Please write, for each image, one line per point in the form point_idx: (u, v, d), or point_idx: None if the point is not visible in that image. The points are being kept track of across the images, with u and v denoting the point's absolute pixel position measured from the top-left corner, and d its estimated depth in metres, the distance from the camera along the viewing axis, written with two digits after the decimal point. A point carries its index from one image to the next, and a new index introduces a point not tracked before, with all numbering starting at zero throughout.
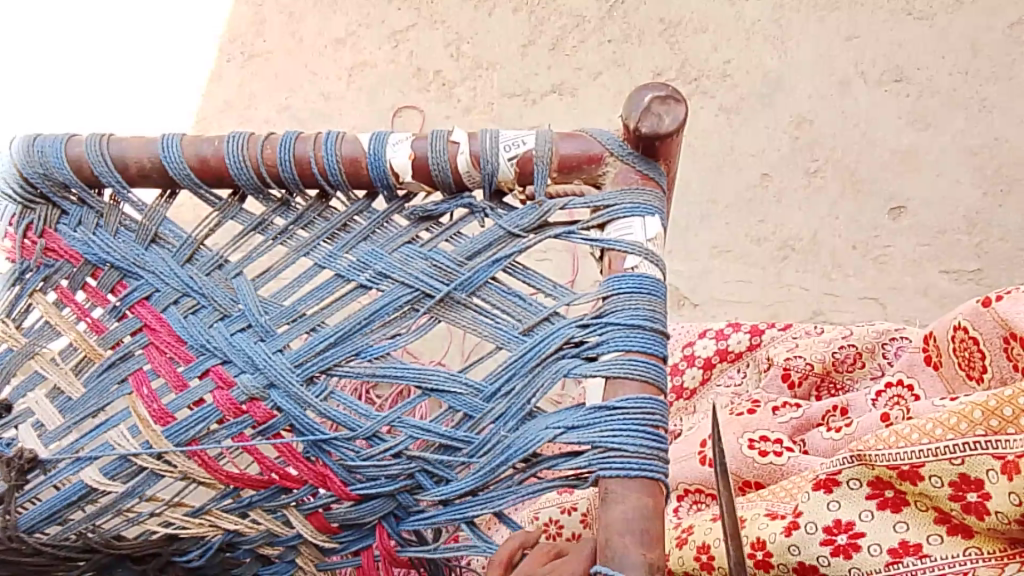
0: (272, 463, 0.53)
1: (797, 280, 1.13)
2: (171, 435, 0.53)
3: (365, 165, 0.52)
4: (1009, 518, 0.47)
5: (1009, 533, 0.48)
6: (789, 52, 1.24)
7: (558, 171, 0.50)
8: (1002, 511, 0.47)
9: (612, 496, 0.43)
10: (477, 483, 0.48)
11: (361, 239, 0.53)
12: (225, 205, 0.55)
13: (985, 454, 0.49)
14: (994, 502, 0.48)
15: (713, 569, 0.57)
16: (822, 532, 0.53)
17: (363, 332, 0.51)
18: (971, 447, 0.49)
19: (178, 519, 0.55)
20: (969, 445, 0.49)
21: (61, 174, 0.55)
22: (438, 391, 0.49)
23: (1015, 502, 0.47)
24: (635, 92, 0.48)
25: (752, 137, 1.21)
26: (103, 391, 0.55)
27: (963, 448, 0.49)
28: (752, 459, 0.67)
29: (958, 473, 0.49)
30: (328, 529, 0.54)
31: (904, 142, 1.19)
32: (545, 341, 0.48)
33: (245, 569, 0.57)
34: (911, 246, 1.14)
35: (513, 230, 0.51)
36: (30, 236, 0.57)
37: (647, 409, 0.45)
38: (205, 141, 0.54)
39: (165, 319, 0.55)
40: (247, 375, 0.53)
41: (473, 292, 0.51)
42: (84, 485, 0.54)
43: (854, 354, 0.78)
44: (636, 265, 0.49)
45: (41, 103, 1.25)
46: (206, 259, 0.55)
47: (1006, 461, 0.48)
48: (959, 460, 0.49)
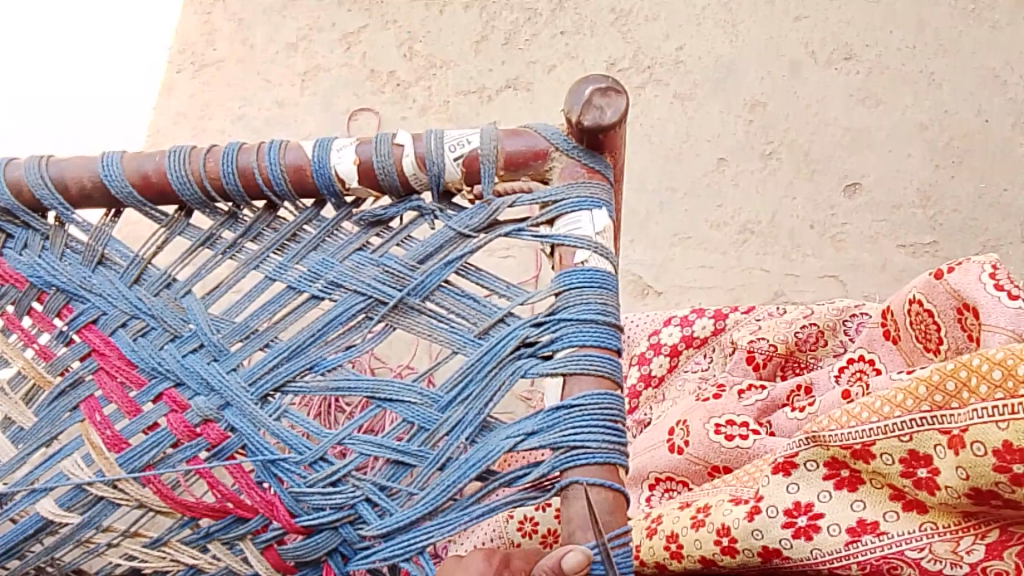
0: (226, 488, 0.52)
1: (758, 262, 1.14)
2: (126, 462, 0.52)
3: (310, 173, 0.52)
4: (960, 492, 0.48)
5: (961, 506, 0.48)
6: (739, 37, 1.25)
7: (504, 169, 0.50)
8: (951, 486, 0.48)
9: (572, 492, 0.43)
10: (424, 511, 0.47)
11: (311, 248, 0.53)
12: (171, 221, 0.54)
13: (932, 429, 0.49)
14: (944, 477, 0.48)
15: (682, 557, 0.56)
16: (783, 515, 0.53)
17: (317, 344, 0.51)
18: (919, 423, 0.49)
19: (137, 551, 0.55)
20: (918, 421, 0.49)
21: (1, 199, 0.54)
22: (392, 402, 0.49)
23: (962, 476, 0.47)
24: (576, 85, 0.48)
25: (707, 123, 1.21)
26: (55, 420, 0.55)
27: (912, 425, 0.49)
28: (719, 444, 0.68)
29: (907, 449, 0.49)
30: (284, 568, 0.52)
31: (856, 121, 1.20)
32: (501, 344, 0.48)
33: None
34: (867, 222, 1.15)
35: (463, 231, 0.50)
36: None
37: (605, 404, 0.45)
38: (146, 157, 0.53)
39: (113, 342, 0.54)
40: (201, 397, 0.52)
41: (427, 297, 0.50)
42: (41, 517, 0.54)
43: (815, 333, 0.78)
44: (586, 258, 0.48)
45: None
46: (154, 278, 0.54)
47: (952, 435, 0.47)
48: (907, 436, 0.49)
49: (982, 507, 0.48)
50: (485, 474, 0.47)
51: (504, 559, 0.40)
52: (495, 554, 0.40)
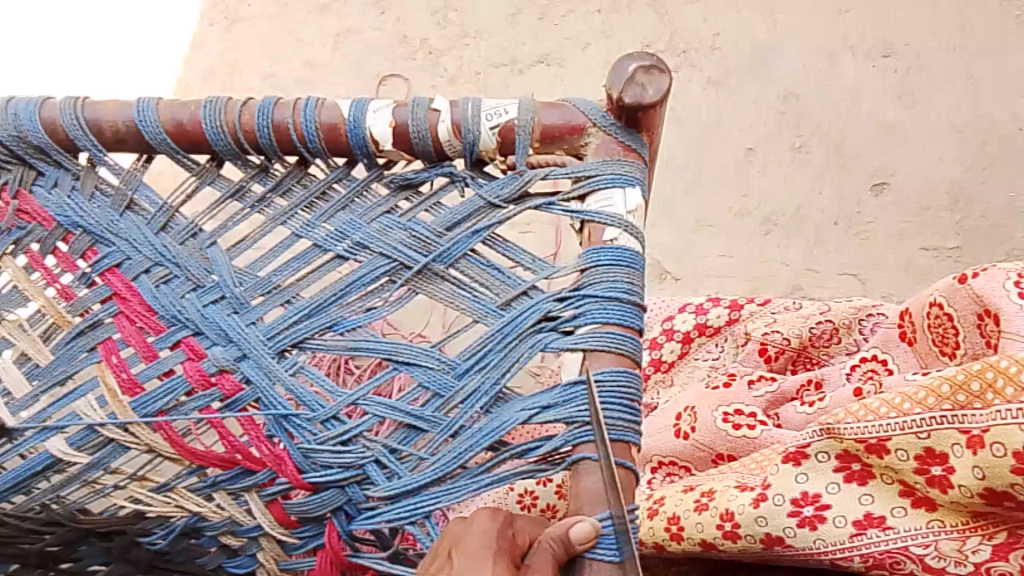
0: (235, 440, 0.52)
1: (779, 255, 1.14)
2: (138, 406, 0.53)
3: (343, 132, 0.52)
4: (973, 492, 0.47)
5: (972, 506, 0.48)
6: (779, 25, 1.24)
7: (539, 141, 0.51)
8: (965, 485, 0.47)
9: (582, 468, 0.44)
10: (432, 477, 0.47)
11: (340, 207, 0.53)
12: (202, 170, 0.55)
13: (951, 428, 0.47)
14: (957, 476, 0.47)
15: (682, 539, 0.57)
16: (790, 504, 0.53)
17: (339, 304, 0.51)
18: (938, 421, 0.48)
19: (144, 496, 0.55)
20: (936, 420, 0.48)
21: (34, 137, 0.54)
22: (409, 365, 0.49)
23: (977, 476, 0.46)
24: (619, 62, 0.48)
25: (740, 109, 1.21)
26: (72, 359, 0.55)
27: (929, 423, 0.48)
28: (725, 432, 0.68)
29: (923, 447, 0.48)
30: (286, 522, 0.53)
31: (890, 118, 1.19)
32: (523, 316, 0.48)
33: (210, 559, 0.55)
34: (893, 222, 1.15)
35: (493, 201, 0.51)
36: (4, 198, 0.56)
37: (625, 382, 0.45)
38: (181, 106, 0.53)
39: (135, 288, 0.54)
40: (219, 347, 0.53)
41: (452, 264, 0.50)
42: (50, 456, 0.54)
43: (830, 330, 0.78)
44: (615, 236, 0.49)
45: (23, 67, 1.23)
46: (180, 228, 0.54)
47: (971, 435, 0.47)
48: (925, 434, 0.48)
49: (994, 508, 0.47)
50: (497, 445, 0.47)
51: (508, 517, 0.40)
52: (500, 511, 0.40)
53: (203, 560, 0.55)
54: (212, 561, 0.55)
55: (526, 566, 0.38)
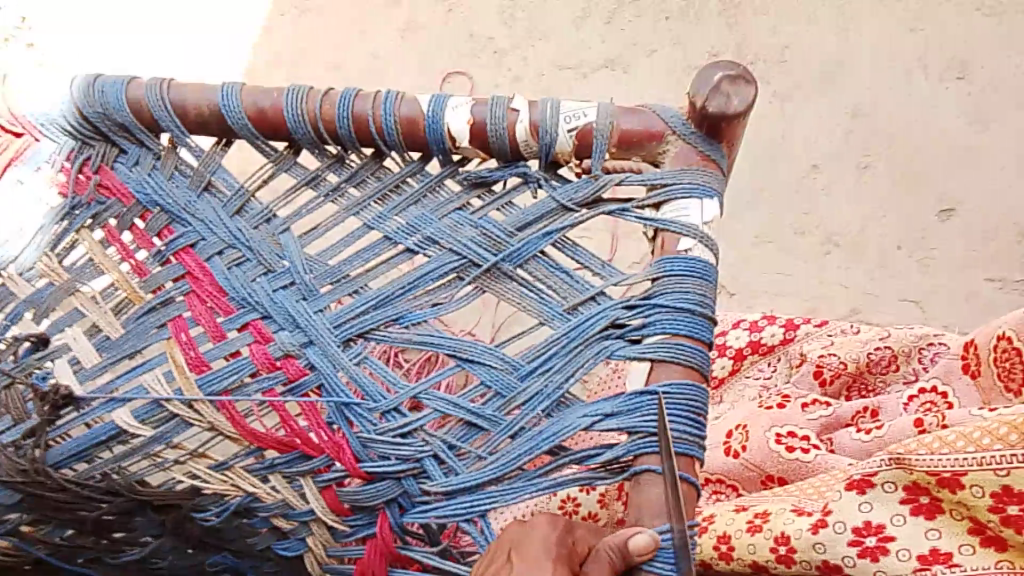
0: (296, 425, 0.53)
1: (840, 276, 1.14)
2: (204, 385, 0.54)
3: (422, 126, 0.52)
4: None
5: None
6: (850, 41, 1.23)
7: (616, 146, 0.50)
8: None
9: (644, 479, 0.44)
10: (492, 475, 0.48)
11: (412, 201, 0.53)
12: (280, 156, 0.55)
13: None
14: None
15: (732, 559, 0.56)
16: (851, 533, 0.51)
17: (406, 297, 0.52)
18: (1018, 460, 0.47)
19: (201, 472, 0.55)
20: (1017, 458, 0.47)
21: (120, 116, 0.56)
22: (473, 363, 0.50)
23: None
24: (704, 69, 0.47)
25: (805, 126, 1.20)
26: (143, 334, 0.56)
27: (1010, 460, 0.47)
28: (778, 454, 0.67)
29: (1001, 484, 0.47)
30: (339, 510, 0.54)
31: (959, 142, 1.18)
32: (590, 322, 0.48)
33: (259, 539, 0.55)
34: (959, 250, 1.13)
35: (566, 204, 0.51)
36: (85, 172, 0.58)
37: (690, 396, 0.45)
38: (264, 93, 0.54)
39: (208, 268, 0.55)
40: (286, 332, 0.53)
41: (521, 265, 0.51)
42: (115, 426, 0.55)
43: (888, 356, 0.76)
44: (689, 247, 0.48)
45: (99, 49, 1.26)
46: (255, 212, 0.56)
47: None
48: (1004, 471, 0.47)
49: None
50: (555, 450, 0.47)
51: (568, 526, 0.40)
52: (559, 520, 0.40)
53: (253, 539, 0.55)
54: (261, 541, 0.55)
55: None
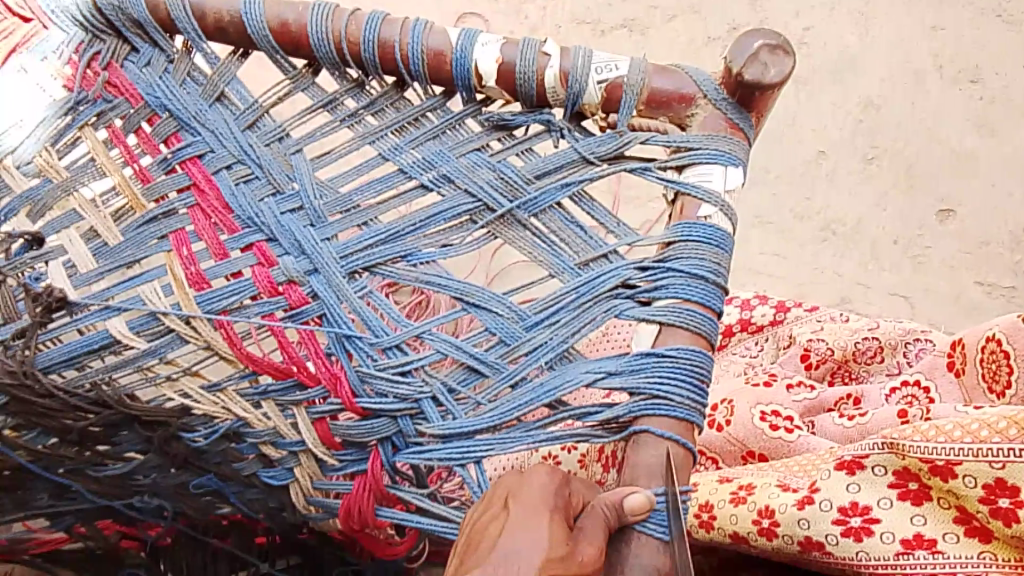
0: (293, 352, 0.52)
1: (832, 264, 1.15)
2: (204, 302, 0.53)
3: (448, 61, 0.51)
4: None
5: None
6: (870, 32, 1.22)
7: (645, 104, 0.49)
8: None
9: (641, 439, 0.44)
10: (489, 423, 0.48)
11: (430, 137, 0.52)
12: (297, 75, 0.54)
13: None
14: None
15: (711, 528, 0.57)
16: (836, 512, 0.52)
17: (415, 235, 0.51)
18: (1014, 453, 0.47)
19: (192, 393, 0.54)
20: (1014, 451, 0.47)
21: (135, 10, 0.54)
22: (479, 308, 0.49)
23: None
24: (744, 36, 0.46)
25: (817, 112, 1.20)
26: (141, 244, 0.54)
27: (1007, 453, 0.47)
28: (761, 431, 0.67)
29: (994, 476, 0.48)
30: (329, 443, 0.53)
31: (965, 146, 1.18)
32: (601, 279, 0.47)
33: (245, 466, 0.55)
34: (952, 251, 1.15)
35: (587, 157, 0.49)
36: (93, 68, 0.56)
37: (696, 362, 0.45)
38: (289, 6, 0.52)
39: (214, 182, 0.53)
40: (290, 257, 0.52)
41: (536, 214, 0.50)
42: (107, 335, 0.54)
43: (875, 347, 0.77)
44: (709, 215, 0.48)
45: None
46: (268, 129, 0.54)
47: None
48: (999, 464, 0.47)
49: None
50: (554, 404, 0.47)
51: (566, 477, 0.40)
52: (557, 470, 0.40)
53: (239, 465, 0.55)
54: (246, 467, 0.56)
55: (579, 528, 0.38)
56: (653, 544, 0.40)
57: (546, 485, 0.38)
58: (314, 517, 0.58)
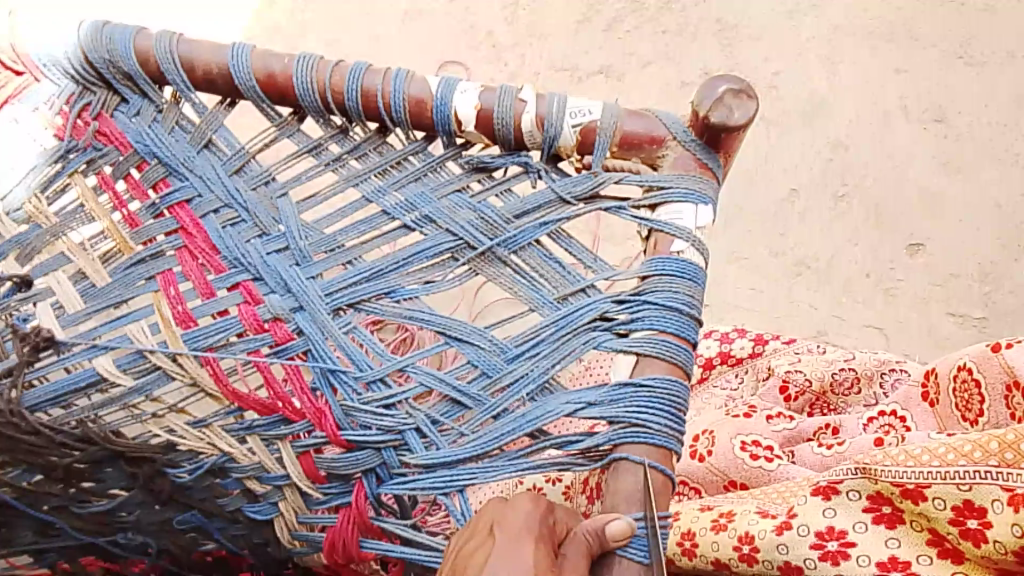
0: (279, 388, 0.53)
1: (807, 298, 1.17)
2: (189, 339, 0.53)
3: (430, 108, 0.53)
4: (1008, 549, 0.47)
5: (1001, 563, 0.48)
6: (838, 76, 1.26)
7: (619, 146, 0.51)
8: (1001, 541, 0.47)
9: (621, 466, 0.45)
10: (472, 453, 0.48)
11: (413, 178, 0.54)
12: (283, 122, 0.55)
13: (994, 484, 0.47)
14: (994, 531, 0.47)
15: (694, 556, 0.58)
16: (813, 536, 0.53)
17: (398, 272, 0.52)
18: (982, 475, 0.48)
19: (177, 428, 0.56)
20: (981, 474, 0.48)
21: (126, 64, 0.55)
22: (461, 342, 0.50)
23: (1016, 534, 0.46)
24: (709, 81, 0.48)
25: (787, 151, 1.23)
26: (128, 284, 0.55)
27: (973, 476, 0.48)
28: (742, 460, 0.68)
29: (962, 498, 0.49)
30: (314, 477, 0.54)
31: (933, 183, 1.22)
32: (578, 313, 0.49)
33: (229, 501, 0.56)
34: (923, 285, 1.18)
35: (565, 197, 0.51)
36: (84, 117, 0.57)
37: (673, 391, 0.46)
38: (275, 57, 0.54)
39: (201, 225, 0.55)
40: (276, 295, 0.53)
41: (515, 251, 0.51)
42: (95, 373, 0.54)
43: (852, 378, 0.78)
44: (682, 250, 0.49)
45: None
46: (254, 174, 0.55)
47: (1015, 493, 0.47)
48: (967, 486, 0.48)
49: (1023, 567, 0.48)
50: (536, 433, 0.48)
51: (549, 506, 0.40)
52: (541, 500, 0.40)
53: (223, 501, 0.56)
54: (231, 503, 0.56)
55: (563, 556, 0.39)
56: (634, 568, 0.41)
57: (531, 518, 0.39)
58: (298, 552, 0.58)
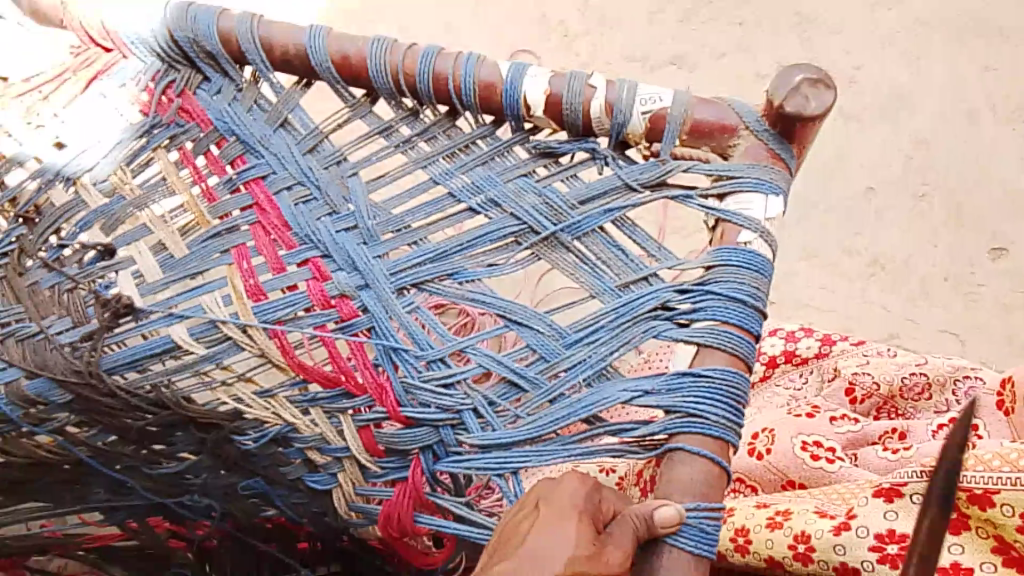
0: (343, 361, 0.54)
1: (880, 300, 1.14)
2: (260, 313, 0.55)
3: (499, 91, 0.53)
4: None
5: None
6: (921, 71, 1.22)
7: (687, 134, 0.51)
8: None
9: (676, 456, 0.45)
10: (529, 435, 0.49)
11: (480, 162, 0.54)
12: (356, 103, 0.57)
13: None
14: None
15: (747, 552, 0.57)
16: (873, 538, 0.53)
17: (462, 254, 0.53)
18: None
19: (245, 397, 0.57)
20: None
21: (208, 43, 0.58)
22: (520, 325, 0.51)
23: None
24: (785, 70, 0.48)
25: (865, 148, 1.20)
26: (205, 257, 0.57)
27: None
28: (802, 460, 0.67)
29: None
30: (373, 450, 0.55)
31: (1020, 185, 1.17)
32: (640, 301, 0.49)
33: (291, 470, 0.58)
34: (1005, 290, 1.13)
35: (630, 183, 0.51)
36: (168, 94, 0.60)
37: (731, 382, 0.46)
38: (350, 39, 0.56)
39: (276, 202, 0.57)
40: (343, 273, 0.55)
41: (579, 237, 0.51)
42: (169, 341, 0.56)
43: (922, 384, 0.76)
44: (749, 241, 0.49)
45: None
46: (327, 153, 0.57)
47: None
48: None
49: None
50: (592, 419, 0.49)
51: (596, 484, 0.41)
52: (588, 477, 0.41)
53: (285, 468, 0.58)
54: (293, 471, 0.58)
55: (607, 533, 0.39)
56: (684, 558, 0.41)
57: (576, 493, 0.39)
58: (355, 523, 0.60)
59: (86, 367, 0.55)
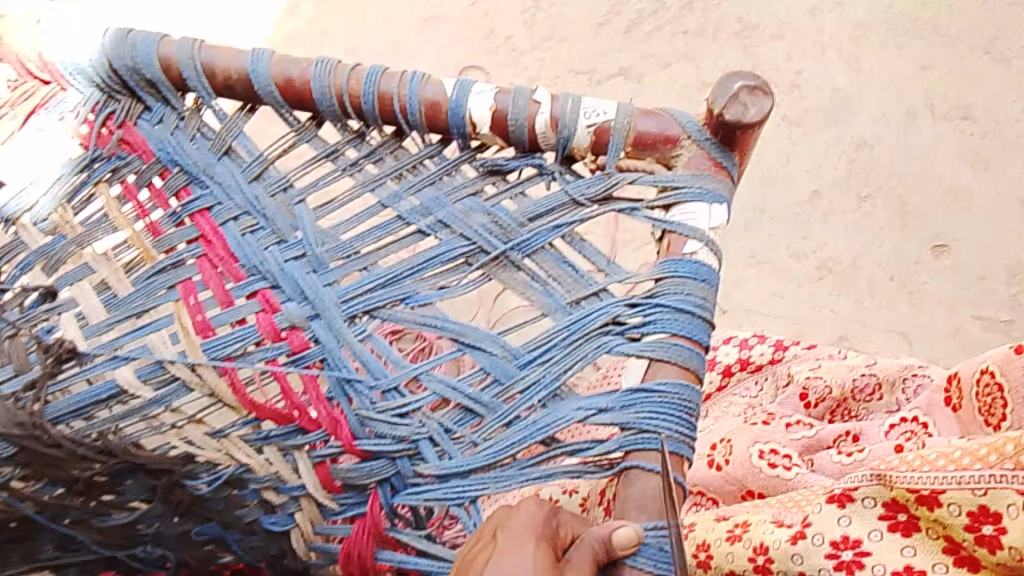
0: (296, 399, 0.55)
1: (828, 304, 1.16)
2: (208, 349, 0.55)
3: (444, 111, 0.53)
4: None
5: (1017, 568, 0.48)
6: (861, 73, 1.26)
7: (631, 146, 0.51)
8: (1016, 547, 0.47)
9: (632, 472, 0.45)
10: (486, 460, 0.49)
11: (428, 182, 0.54)
12: (301, 128, 0.56)
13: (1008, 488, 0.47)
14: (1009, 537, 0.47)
15: (709, 567, 0.59)
16: (828, 546, 0.53)
17: (413, 278, 0.53)
18: (996, 479, 0.47)
19: (197, 438, 0.57)
20: (995, 478, 0.47)
21: (149, 71, 0.56)
22: (474, 348, 0.51)
23: None
24: (726, 77, 0.48)
25: (808, 152, 1.23)
26: (150, 294, 0.57)
27: (988, 480, 0.47)
28: (759, 468, 0.68)
29: (977, 504, 0.48)
30: (330, 487, 0.56)
31: (958, 182, 1.20)
32: (591, 317, 0.49)
33: (247, 512, 0.58)
34: (948, 286, 1.16)
35: (577, 199, 0.51)
36: (108, 126, 0.58)
37: (685, 396, 0.46)
38: (292, 62, 0.54)
39: (221, 233, 0.56)
40: (293, 303, 0.54)
41: (529, 254, 0.51)
42: (115, 386, 0.56)
43: (873, 384, 0.77)
44: (695, 250, 0.50)
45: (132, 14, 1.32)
46: (272, 179, 0.56)
47: None
48: (981, 491, 0.48)
49: None
50: (548, 440, 0.49)
51: (554, 509, 0.41)
52: (546, 504, 0.41)
53: (241, 511, 0.58)
54: (248, 514, 0.58)
55: (566, 559, 0.39)
56: None
57: (532, 519, 0.39)
58: (314, 565, 0.60)
59: (30, 419, 0.53)
